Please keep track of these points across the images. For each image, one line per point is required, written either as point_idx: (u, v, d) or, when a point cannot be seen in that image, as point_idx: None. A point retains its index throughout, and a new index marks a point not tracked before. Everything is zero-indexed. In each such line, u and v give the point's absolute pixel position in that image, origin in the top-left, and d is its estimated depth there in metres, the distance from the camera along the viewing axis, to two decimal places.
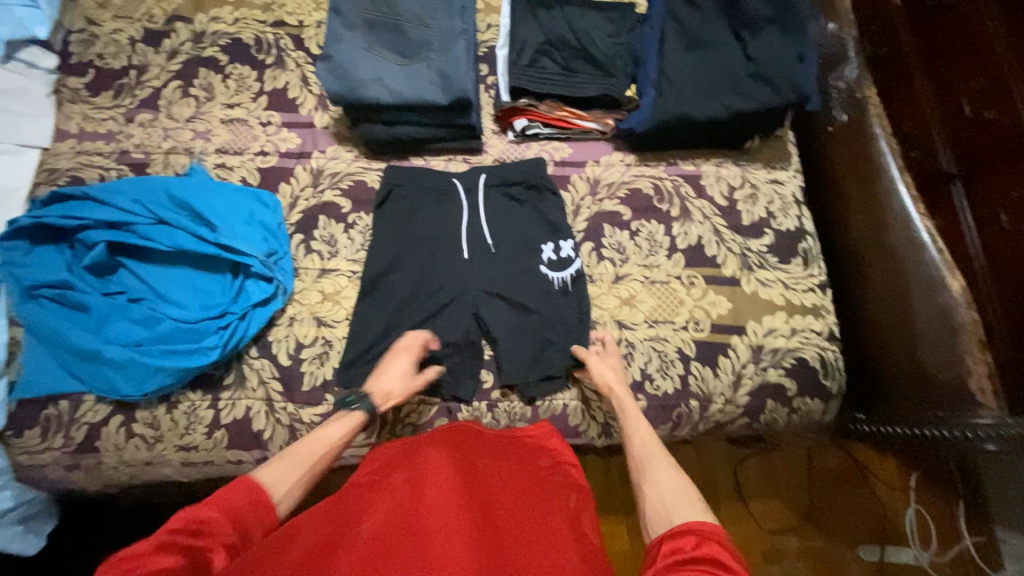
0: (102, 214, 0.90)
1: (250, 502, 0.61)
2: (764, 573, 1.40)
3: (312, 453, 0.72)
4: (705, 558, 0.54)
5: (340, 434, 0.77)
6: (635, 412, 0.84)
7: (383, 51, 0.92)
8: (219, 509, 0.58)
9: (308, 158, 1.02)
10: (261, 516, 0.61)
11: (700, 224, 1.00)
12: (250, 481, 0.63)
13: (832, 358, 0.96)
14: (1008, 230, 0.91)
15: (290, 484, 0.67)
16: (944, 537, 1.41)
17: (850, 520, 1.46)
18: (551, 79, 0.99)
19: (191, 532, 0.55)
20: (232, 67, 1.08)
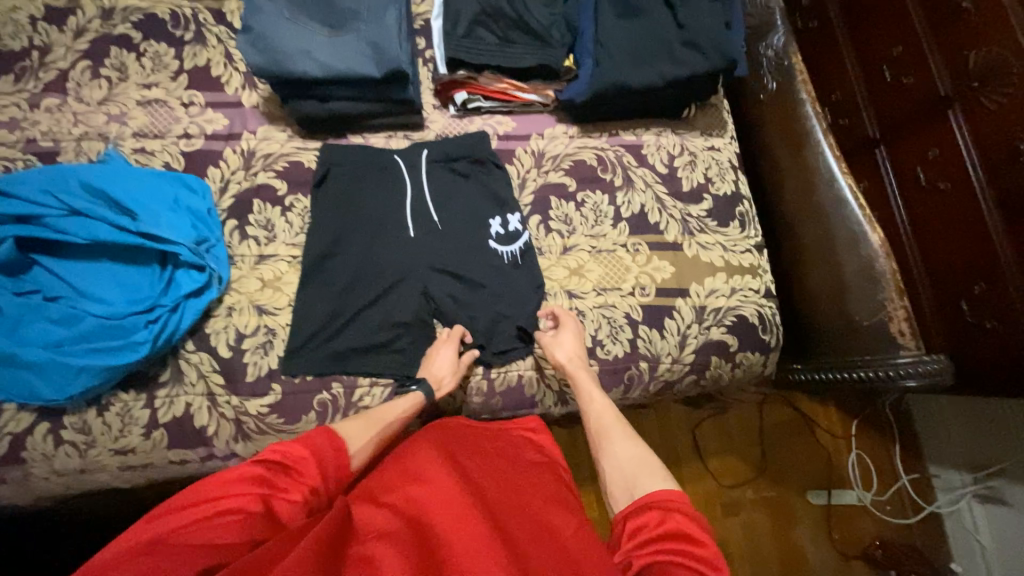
0: (6, 207, 0.82)
1: (331, 448, 0.64)
2: (725, 525, 1.48)
3: (380, 418, 0.76)
4: (668, 534, 0.58)
5: (406, 407, 0.81)
6: (587, 385, 0.85)
7: (308, 22, 0.88)
8: (308, 452, 0.61)
9: (237, 139, 0.97)
10: (339, 464, 0.64)
11: (642, 192, 1.02)
12: (334, 433, 0.67)
13: (770, 314, 1.01)
14: (927, 187, 0.95)
15: (364, 442, 0.71)
16: (882, 477, 1.53)
17: (800, 468, 1.55)
18: (488, 51, 0.98)
19: (278, 469, 0.58)
20: (147, 44, 1.00)
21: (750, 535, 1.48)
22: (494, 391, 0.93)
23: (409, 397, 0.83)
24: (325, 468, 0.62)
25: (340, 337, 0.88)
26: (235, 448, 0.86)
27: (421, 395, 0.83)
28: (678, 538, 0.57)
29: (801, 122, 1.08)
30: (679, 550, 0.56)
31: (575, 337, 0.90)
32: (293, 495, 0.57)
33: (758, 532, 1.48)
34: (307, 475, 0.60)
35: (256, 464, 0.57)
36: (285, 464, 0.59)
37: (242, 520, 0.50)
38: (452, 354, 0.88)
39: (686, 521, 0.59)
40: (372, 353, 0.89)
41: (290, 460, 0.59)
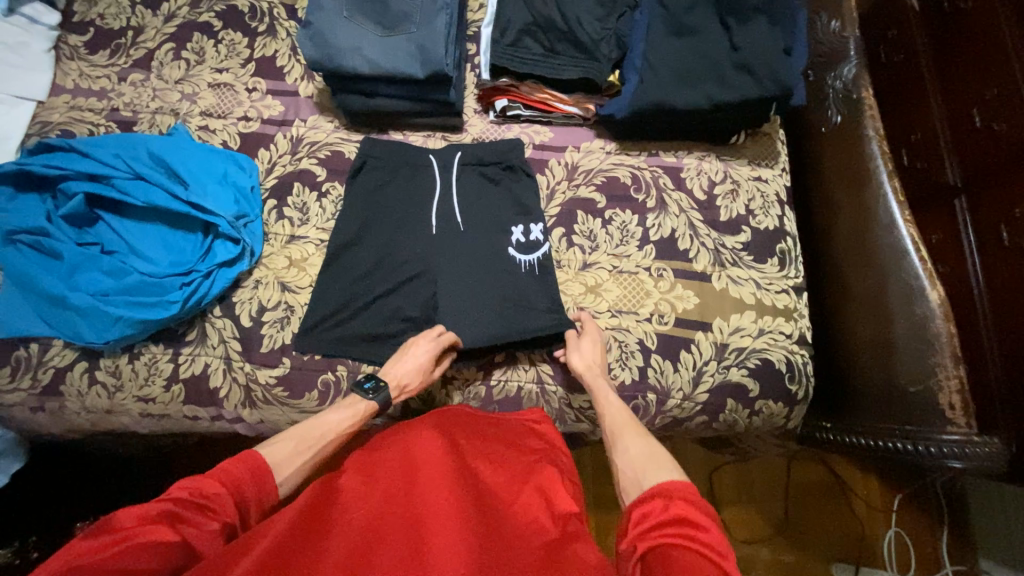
0: (82, 166, 0.93)
1: (251, 477, 0.66)
2: None
3: (315, 437, 0.76)
4: (672, 522, 0.57)
5: (346, 420, 0.80)
6: (603, 390, 0.83)
7: (363, 21, 0.91)
8: (222, 483, 0.63)
9: (289, 125, 1.03)
10: (260, 487, 0.66)
11: (675, 216, 0.98)
12: (255, 457, 0.68)
13: (800, 363, 0.93)
14: (1009, 247, 0.81)
15: (292, 468, 0.72)
16: (923, 563, 1.37)
17: (826, 535, 1.43)
18: (533, 60, 0.97)
19: (192, 504, 0.60)
20: (225, 33, 1.09)
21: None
22: (492, 398, 0.92)
23: (362, 405, 0.82)
24: (241, 498, 0.64)
25: (352, 323, 0.91)
26: (243, 413, 0.91)
27: (376, 404, 0.82)
28: (681, 526, 0.56)
29: (865, 161, 1.00)
30: (682, 538, 0.55)
31: (593, 346, 0.87)
32: (203, 531, 0.58)
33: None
34: (222, 508, 0.61)
35: (166, 501, 0.58)
36: (199, 497, 0.60)
37: (144, 562, 0.53)
38: (425, 358, 0.85)
39: (690, 508, 0.58)
40: (379, 343, 0.91)
41: (206, 492, 0.61)
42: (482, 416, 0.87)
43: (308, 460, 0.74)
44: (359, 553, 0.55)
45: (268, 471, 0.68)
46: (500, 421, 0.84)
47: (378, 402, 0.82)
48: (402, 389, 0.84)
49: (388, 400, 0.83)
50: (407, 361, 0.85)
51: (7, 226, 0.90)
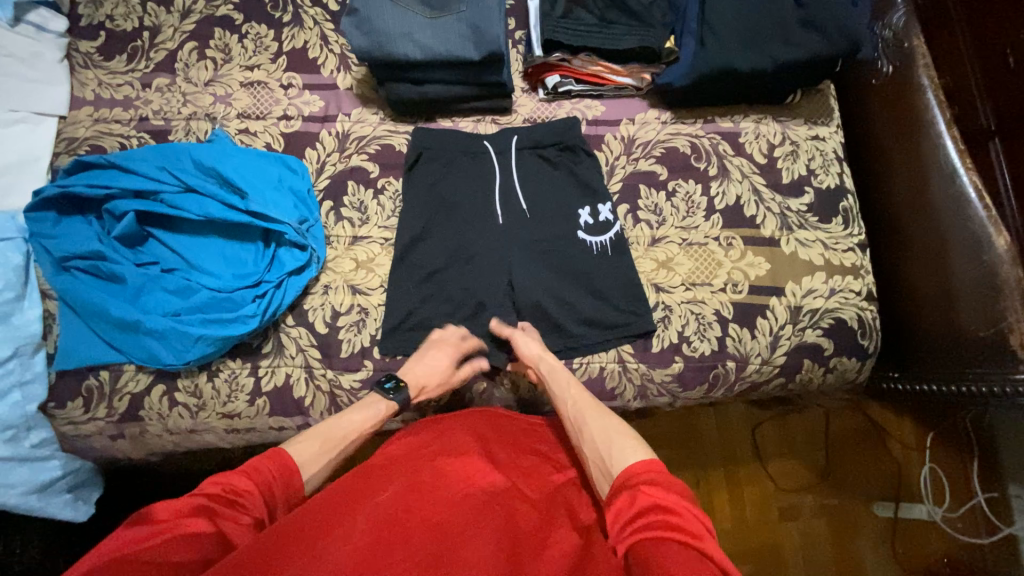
0: (128, 183, 0.89)
1: (280, 476, 0.66)
2: (781, 529, 1.47)
3: (340, 437, 0.75)
4: (640, 514, 0.58)
5: (369, 416, 0.79)
6: (557, 376, 0.83)
7: (409, 3, 0.86)
8: (253, 481, 0.63)
9: (333, 121, 0.99)
10: (288, 486, 0.66)
11: (738, 183, 0.98)
12: (283, 455, 0.68)
13: (871, 318, 0.95)
14: None
15: (318, 464, 0.71)
16: (956, 495, 1.43)
17: (864, 477, 1.50)
18: (587, 32, 0.94)
19: (225, 499, 0.60)
20: (248, 26, 1.03)
21: (806, 540, 1.46)
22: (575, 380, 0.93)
23: (381, 405, 0.81)
24: (269, 497, 0.64)
25: (430, 318, 0.91)
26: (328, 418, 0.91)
27: (393, 404, 0.82)
28: (650, 514, 0.57)
29: (921, 111, 0.98)
30: (653, 526, 0.56)
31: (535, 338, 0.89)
32: (236, 524, 0.59)
33: (817, 542, 1.46)
34: (253, 502, 0.62)
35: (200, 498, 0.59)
36: (231, 495, 0.61)
37: (183, 553, 0.54)
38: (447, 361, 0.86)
39: (655, 491, 0.59)
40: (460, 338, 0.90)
41: (240, 486, 0.62)
42: (518, 418, 0.87)
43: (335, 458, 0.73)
44: (375, 546, 0.54)
45: (297, 471, 0.68)
46: (533, 428, 0.85)
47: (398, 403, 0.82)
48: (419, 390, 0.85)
49: (407, 400, 0.83)
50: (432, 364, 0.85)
51: (59, 253, 0.87)
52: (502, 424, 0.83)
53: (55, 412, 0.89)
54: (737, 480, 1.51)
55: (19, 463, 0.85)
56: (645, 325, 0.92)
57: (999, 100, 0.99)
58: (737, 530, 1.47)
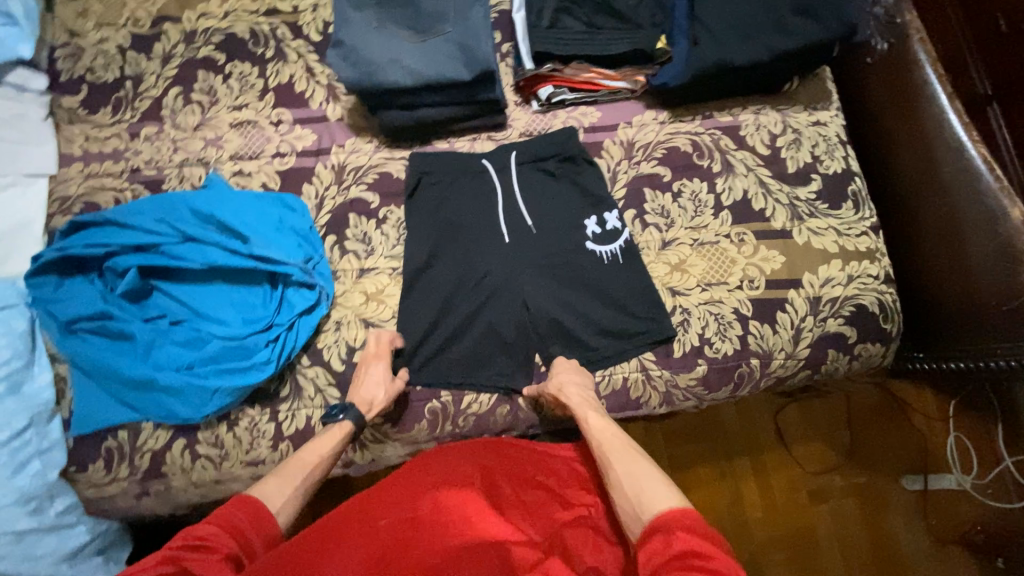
0: (127, 238, 0.87)
1: (250, 522, 0.65)
2: (813, 513, 1.46)
3: (300, 469, 0.74)
4: (676, 557, 0.54)
5: (326, 443, 0.79)
6: (589, 410, 0.80)
7: (395, 30, 0.84)
8: (218, 526, 0.62)
9: (327, 154, 0.97)
10: (261, 526, 0.66)
11: (744, 177, 0.96)
12: (248, 498, 0.67)
13: (891, 301, 0.94)
14: None
15: (287, 502, 0.71)
16: (984, 461, 1.45)
17: (892, 453, 1.49)
18: (576, 40, 0.92)
19: (191, 547, 0.59)
20: (231, 65, 1.02)
21: (838, 522, 1.45)
22: (599, 395, 0.91)
23: (336, 430, 0.80)
24: (240, 540, 0.63)
25: (446, 346, 0.89)
26: (353, 455, 0.90)
27: (348, 425, 0.81)
28: (687, 560, 0.53)
29: (921, 88, 0.98)
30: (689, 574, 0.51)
31: (579, 372, 0.86)
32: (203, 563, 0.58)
33: (850, 522, 1.45)
34: (221, 545, 0.61)
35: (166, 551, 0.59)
36: (197, 542, 0.60)
37: None
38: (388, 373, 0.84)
39: (691, 539, 0.55)
40: (479, 363, 0.89)
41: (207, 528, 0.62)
42: (528, 446, 0.85)
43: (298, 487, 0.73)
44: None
45: (268, 512, 0.67)
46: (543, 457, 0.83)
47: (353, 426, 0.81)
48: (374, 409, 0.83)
49: (360, 418, 0.82)
50: (378, 383, 0.83)
51: (64, 317, 0.86)
52: (515, 455, 0.81)
53: (77, 476, 0.87)
54: (763, 468, 1.49)
55: (46, 533, 0.84)
56: (665, 332, 0.90)
57: (994, 66, 1.05)
58: (769, 519, 1.45)
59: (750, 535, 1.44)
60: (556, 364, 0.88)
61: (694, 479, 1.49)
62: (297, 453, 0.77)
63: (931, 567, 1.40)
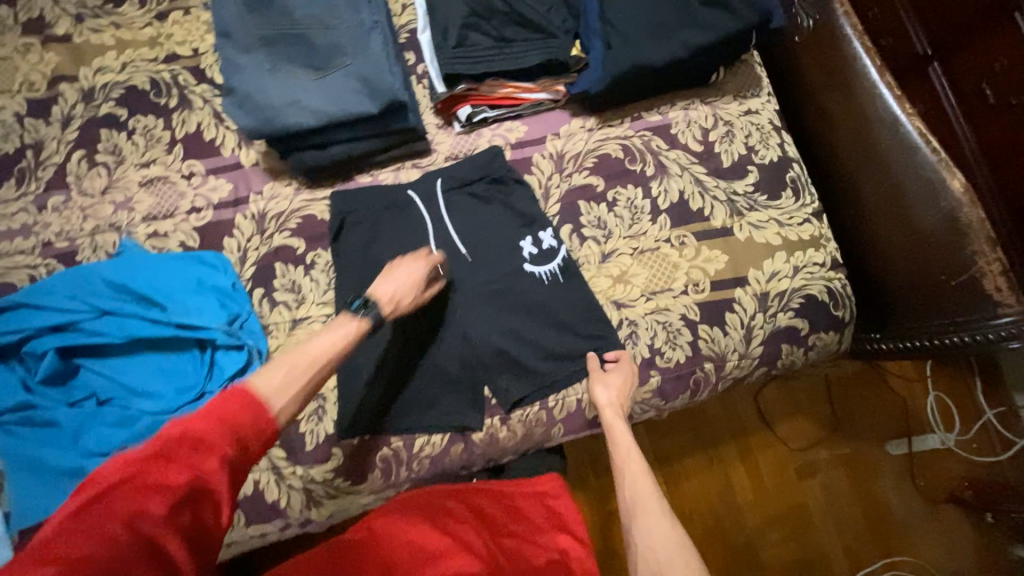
0: (40, 320, 0.83)
1: (245, 413, 0.59)
2: (802, 488, 1.44)
3: (306, 364, 0.69)
4: None
5: (344, 336, 0.74)
6: (624, 437, 0.90)
7: (291, 69, 0.80)
8: (213, 422, 0.56)
9: (245, 203, 0.93)
10: (256, 425, 0.59)
11: (679, 177, 0.93)
12: (249, 394, 0.60)
13: (840, 287, 0.92)
14: (994, 105, 0.97)
15: (290, 395, 0.65)
16: (966, 417, 1.45)
17: (875, 418, 1.48)
18: (485, 57, 0.87)
19: (187, 442, 0.54)
20: (135, 120, 0.97)
21: (827, 493, 1.44)
22: (555, 420, 0.89)
23: (352, 325, 0.75)
24: (238, 437, 0.57)
25: (390, 390, 0.85)
26: (311, 514, 0.86)
27: (366, 322, 0.76)
28: None
29: (850, 62, 0.93)
30: None
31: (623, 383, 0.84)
32: (195, 466, 0.53)
33: (839, 493, 1.44)
34: (217, 443, 0.55)
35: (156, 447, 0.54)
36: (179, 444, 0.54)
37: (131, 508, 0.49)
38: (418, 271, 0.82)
39: None
40: (426, 404, 0.86)
41: (201, 425, 0.56)
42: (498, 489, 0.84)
43: (304, 387, 0.67)
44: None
45: (263, 407, 0.60)
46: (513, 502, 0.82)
47: (370, 322, 0.77)
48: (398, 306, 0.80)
49: (380, 316, 0.78)
50: (399, 275, 0.81)
51: None
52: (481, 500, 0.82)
53: None
54: (750, 450, 1.47)
55: None
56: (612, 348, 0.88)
57: (933, 27, 1.06)
58: (761, 500, 1.43)
59: (743, 518, 1.42)
60: (620, 357, 0.87)
61: (683, 470, 1.44)
62: (307, 342, 0.72)
63: (919, 527, 1.41)
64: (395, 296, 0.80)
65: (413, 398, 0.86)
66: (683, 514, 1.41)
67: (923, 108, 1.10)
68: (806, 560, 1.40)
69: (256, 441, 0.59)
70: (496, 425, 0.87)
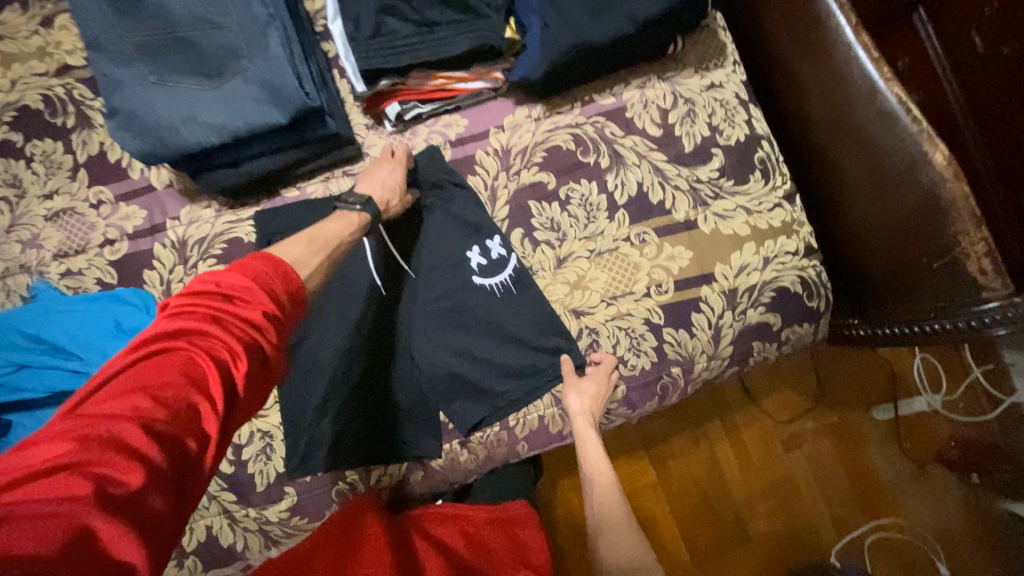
0: None
1: (274, 274, 0.54)
2: (788, 463, 1.29)
3: (326, 241, 0.67)
4: None
5: (348, 226, 0.72)
6: (591, 441, 0.79)
7: (180, 80, 0.71)
8: (244, 278, 0.51)
9: (163, 231, 0.84)
10: (286, 284, 0.54)
11: (636, 167, 0.85)
12: (270, 257, 0.56)
13: (815, 275, 0.85)
14: (984, 54, 0.87)
15: (312, 267, 0.62)
16: (950, 375, 1.28)
17: (859, 384, 1.32)
18: (408, 46, 0.78)
19: (222, 299, 0.48)
20: (31, 145, 0.86)
21: (816, 466, 1.29)
22: (517, 438, 0.83)
23: (352, 218, 0.74)
24: (272, 293, 0.52)
25: (338, 423, 0.80)
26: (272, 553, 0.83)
27: (365, 217, 0.75)
28: None
29: (822, 20, 0.81)
30: None
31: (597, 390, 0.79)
32: (239, 323, 0.48)
33: (827, 463, 1.30)
34: (256, 300, 0.50)
35: (182, 318, 0.46)
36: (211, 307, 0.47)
37: (174, 373, 0.42)
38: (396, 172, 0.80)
39: None
40: (379, 434, 0.81)
41: (229, 287, 0.49)
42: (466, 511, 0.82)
43: (326, 258, 0.65)
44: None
45: (292, 270, 0.56)
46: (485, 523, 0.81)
47: (367, 218, 0.75)
48: (386, 208, 0.79)
49: (377, 215, 0.76)
50: (384, 178, 0.79)
51: None
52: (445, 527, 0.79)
53: None
54: (733, 428, 1.30)
55: None
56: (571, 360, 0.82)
57: None
58: (749, 475, 1.28)
59: (730, 494, 1.27)
60: (601, 363, 0.81)
61: (663, 456, 1.28)
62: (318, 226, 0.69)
63: (909, 489, 1.28)
64: (386, 201, 0.78)
65: (366, 428, 0.81)
66: (667, 495, 1.27)
67: (908, 61, 0.97)
68: (795, 533, 1.26)
69: (294, 300, 0.55)
70: (456, 450, 0.83)
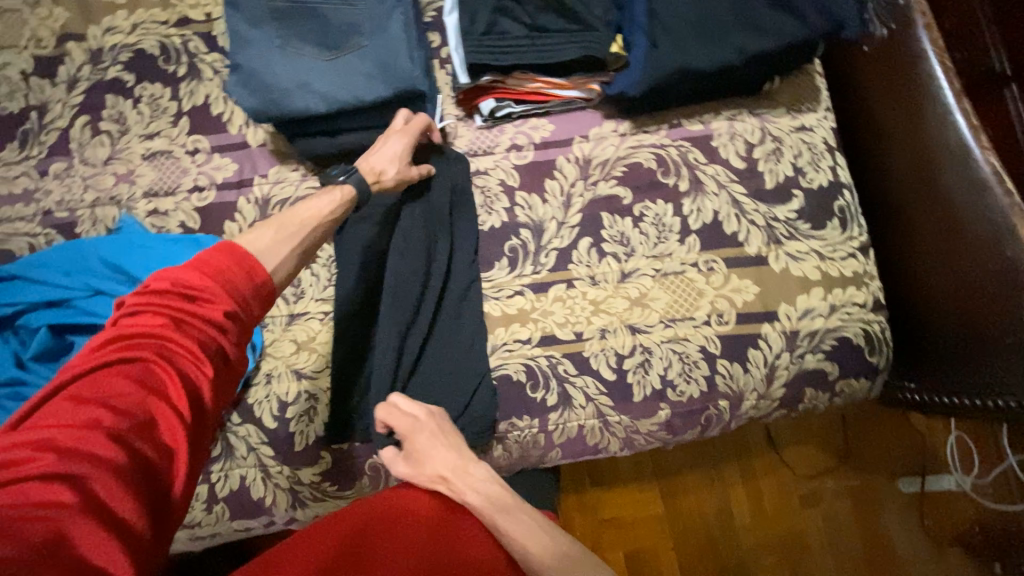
0: (35, 295, 0.79)
1: (213, 270, 0.53)
2: (802, 519, 1.25)
3: (296, 223, 0.64)
4: None
5: (330, 206, 0.69)
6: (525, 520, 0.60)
7: (301, 47, 0.75)
8: (173, 287, 0.51)
9: (249, 186, 0.88)
10: (223, 286, 0.52)
11: (715, 196, 0.85)
12: (216, 249, 0.54)
13: (878, 331, 0.84)
14: None
15: (282, 253, 0.60)
16: (986, 458, 1.23)
17: (886, 451, 1.28)
18: (516, 47, 0.81)
19: (160, 314, 0.50)
20: (141, 87, 0.91)
21: (830, 526, 1.25)
22: (553, 443, 0.83)
23: (337, 191, 0.71)
24: (204, 299, 0.51)
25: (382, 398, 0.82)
26: (296, 514, 0.84)
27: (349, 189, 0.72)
28: None
29: (922, 80, 0.81)
30: None
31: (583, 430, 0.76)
32: (179, 341, 0.49)
33: (842, 526, 1.25)
34: (200, 307, 0.51)
35: (126, 339, 0.49)
36: (162, 307, 0.50)
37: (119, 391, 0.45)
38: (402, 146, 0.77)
39: None
40: None
41: (182, 284, 0.51)
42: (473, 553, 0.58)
43: (298, 246, 0.63)
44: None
45: (251, 260, 0.55)
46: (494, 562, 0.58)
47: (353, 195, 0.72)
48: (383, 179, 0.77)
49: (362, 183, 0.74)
50: (393, 150, 0.77)
51: None
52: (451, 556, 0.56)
53: None
54: (753, 473, 1.27)
55: None
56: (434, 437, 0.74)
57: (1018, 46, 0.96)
58: (760, 525, 1.25)
59: (737, 540, 1.24)
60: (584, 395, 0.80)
61: (676, 488, 1.26)
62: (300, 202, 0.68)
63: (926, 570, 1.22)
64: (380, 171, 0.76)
65: None
66: (673, 530, 1.24)
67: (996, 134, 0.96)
68: None
69: (252, 301, 0.54)
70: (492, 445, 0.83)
